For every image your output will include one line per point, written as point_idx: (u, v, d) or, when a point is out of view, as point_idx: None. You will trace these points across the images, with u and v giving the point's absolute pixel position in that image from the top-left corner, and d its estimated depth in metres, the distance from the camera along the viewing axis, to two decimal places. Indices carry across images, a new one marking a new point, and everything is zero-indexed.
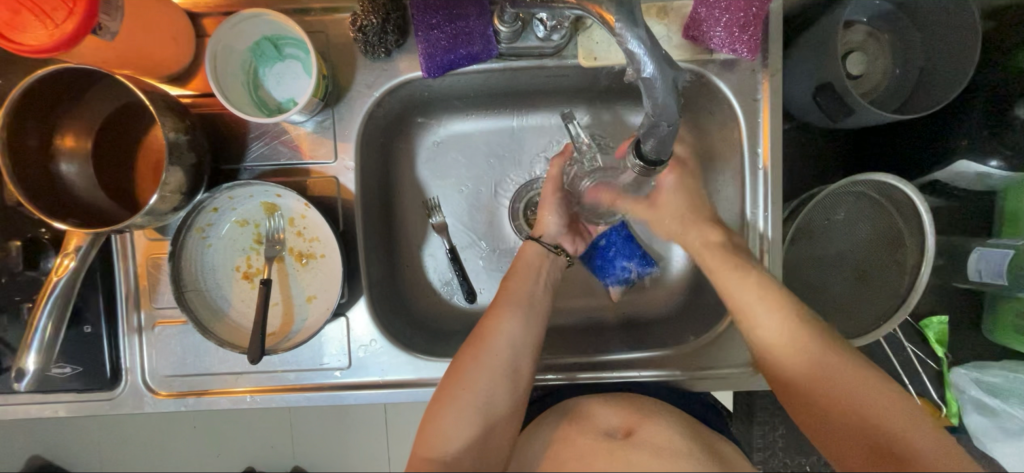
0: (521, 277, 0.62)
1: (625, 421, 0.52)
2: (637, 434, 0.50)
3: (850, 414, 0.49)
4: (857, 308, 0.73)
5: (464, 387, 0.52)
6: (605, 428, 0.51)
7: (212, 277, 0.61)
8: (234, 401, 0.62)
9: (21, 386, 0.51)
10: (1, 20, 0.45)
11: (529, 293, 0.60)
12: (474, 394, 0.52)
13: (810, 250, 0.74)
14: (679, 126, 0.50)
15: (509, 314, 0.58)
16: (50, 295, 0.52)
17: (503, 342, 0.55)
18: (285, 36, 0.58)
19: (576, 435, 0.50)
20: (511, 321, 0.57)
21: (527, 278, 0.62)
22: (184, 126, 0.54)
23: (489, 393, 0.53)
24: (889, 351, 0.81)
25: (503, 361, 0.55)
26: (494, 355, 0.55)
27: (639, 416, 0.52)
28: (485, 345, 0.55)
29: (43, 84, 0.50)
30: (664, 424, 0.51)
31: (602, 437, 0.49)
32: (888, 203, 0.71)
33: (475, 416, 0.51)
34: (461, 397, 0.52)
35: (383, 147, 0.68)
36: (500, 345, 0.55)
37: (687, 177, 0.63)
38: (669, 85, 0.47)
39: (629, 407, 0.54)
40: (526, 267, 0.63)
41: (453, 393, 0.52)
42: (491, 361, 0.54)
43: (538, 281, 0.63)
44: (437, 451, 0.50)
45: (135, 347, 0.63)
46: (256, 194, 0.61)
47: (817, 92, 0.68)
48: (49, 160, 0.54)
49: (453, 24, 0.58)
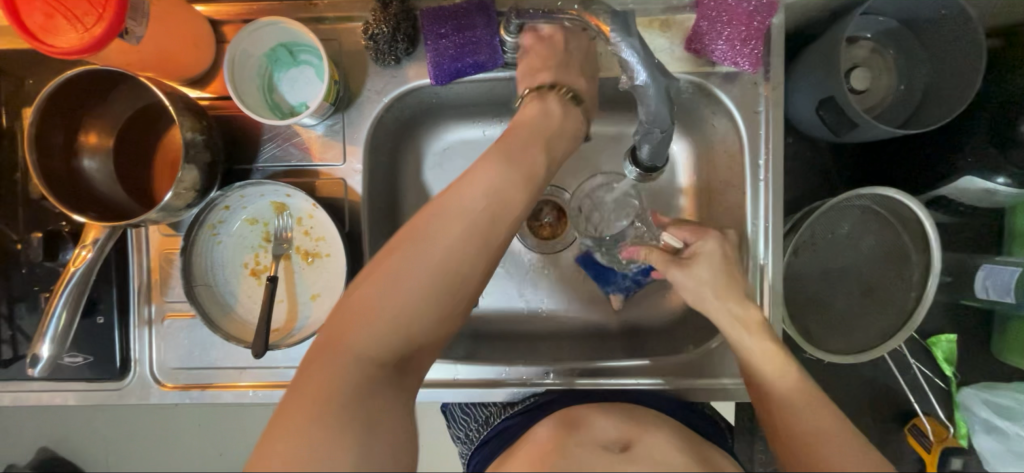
0: (516, 139, 0.52)
1: (623, 434, 0.52)
2: (634, 448, 0.50)
3: None
4: (859, 322, 0.73)
5: (416, 252, 0.44)
6: (603, 441, 0.51)
7: (221, 272, 0.63)
8: (237, 396, 0.64)
9: (35, 372, 0.53)
10: (36, 25, 0.48)
11: (523, 149, 0.51)
12: (428, 259, 0.44)
13: (813, 263, 0.74)
14: (672, 131, 0.53)
15: (489, 168, 0.49)
16: (66, 286, 0.54)
17: (475, 205, 0.47)
18: (300, 43, 0.60)
19: (575, 446, 0.50)
20: (492, 175, 0.49)
21: (522, 139, 0.52)
22: (201, 127, 0.56)
23: (440, 257, 0.44)
24: (895, 369, 0.80)
25: (478, 228, 0.46)
26: (460, 215, 0.46)
27: (636, 429, 0.53)
28: (453, 206, 0.46)
29: (71, 83, 0.53)
30: (662, 439, 0.52)
31: (601, 451, 0.49)
32: (892, 217, 0.71)
33: (420, 287, 0.43)
34: (407, 261, 0.44)
35: (391, 151, 0.70)
36: (470, 209, 0.47)
37: (715, 248, 0.59)
38: (662, 94, 0.50)
39: (626, 419, 0.55)
40: (523, 129, 0.53)
41: (402, 255, 0.44)
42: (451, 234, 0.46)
43: (540, 143, 0.53)
44: (358, 336, 0.41)
45: (145, 339, 0.65)
46: (266, 193, 0.62)
47: (820, 105, 0.68)
48: (73, 156, 0.57)
49: (461, 33, 0.59)
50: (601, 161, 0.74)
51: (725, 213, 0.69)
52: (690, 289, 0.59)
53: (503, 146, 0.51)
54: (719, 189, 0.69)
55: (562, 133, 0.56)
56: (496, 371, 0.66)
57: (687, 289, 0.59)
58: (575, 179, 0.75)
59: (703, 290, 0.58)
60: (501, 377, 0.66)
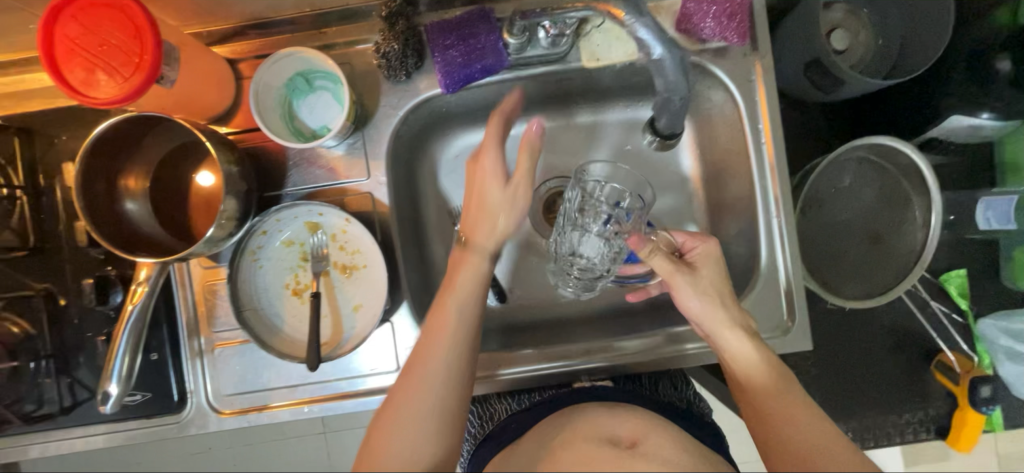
0: (452, 281, 0.59)
1: (630, 432, 0.54)
2: (641, 444, 0.52)
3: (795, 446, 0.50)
4: (871, 267, 0.77)
5: (393, 409, 0.51)
6: (610, 435, 0.53)
7: (266, 296, 0.65)
8: (294, 413, 0.66)
9: (106, 409, 0.55)
10: (77, 80, 0.50)
11: (457, 296, 0.57)
12: (420, 404, 0.51)
13: (821, 219, 0.79)
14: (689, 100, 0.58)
15: (443, 318, 0.56)
16: (126, 325, 0.56)
17: (434, 354, 0.54)
18: (314, 70, 0.64)
19: (579, 441, 0.52)
20: (443, 324, 0.55)
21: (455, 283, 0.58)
22: (234, 159, 0.59)
23: (433, 395, 0.52)
24: (916, 310, 0.82)
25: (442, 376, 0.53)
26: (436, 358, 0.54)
27: (642, 428, 0.54)
28: (426, 349, 0.54)
29: (112, 131, 0.56)
30: (668, 438, 0.54)
31: (606, 446, 0.51)
32: (889, 164, 0.76)
33: (422, 423, 0.51)
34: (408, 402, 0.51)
35: (408, 162, 0.73)
36: (441, 345, 0.54)
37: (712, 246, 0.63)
38: (677, 63, 0.54)
39: (635, 419, 0.57)
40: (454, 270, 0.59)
41: (397, 402, 0.52)
42: (435, 366, 0.53)
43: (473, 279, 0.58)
44: None
45: (199, 370, 0.67)
46: (300, 215, 0.65)
47: (807, 69, 0.73)
48: (115, 201, 0.60)
49: (466, 41, 0.63)
50: (604, 150, 0.77)
51: (732, 180, 0.72)
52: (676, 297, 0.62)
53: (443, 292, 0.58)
54: (722, 160, 0.73)
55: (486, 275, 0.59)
56: (538, 355, 0.70)
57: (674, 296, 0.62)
58: None
59: (687, 297, 0.61)
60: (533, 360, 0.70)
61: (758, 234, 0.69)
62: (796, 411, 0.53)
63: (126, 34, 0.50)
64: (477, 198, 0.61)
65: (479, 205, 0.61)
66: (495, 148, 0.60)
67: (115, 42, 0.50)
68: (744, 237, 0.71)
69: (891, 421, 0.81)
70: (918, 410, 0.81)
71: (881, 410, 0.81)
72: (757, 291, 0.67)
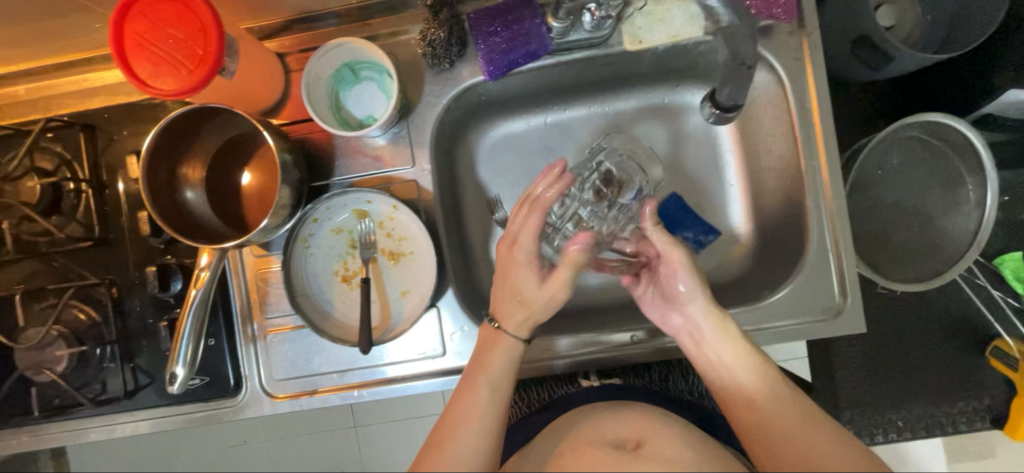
0: (478, 363, 0.57)
1: (633, 432, 0.55)
2: (645, 446, 0.52)
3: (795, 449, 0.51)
4: (924, 249, 0.74)
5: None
6: (612, 439, 0.54)
7: (316, 282, 0.67)
8: (344, 397, 0.68)
9: (174, 390, 0.58)
10: (145, 74, 0.53)
11: (486, 377, 0.56)
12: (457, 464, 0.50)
13: (868, 201, 0.77)
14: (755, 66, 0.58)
15: (467, 401, 0.54)
16: (190, 308, 0.59)
17: (457, 437, 0.51)
18: (361, 61, 0.65)
19: (583, 446, 0.53)
20: (471, 406, 0.53)
21: (482, 366, 0.56)
22: (288, 147, 0.61)
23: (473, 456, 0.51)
24: (971, 294, 0.80)
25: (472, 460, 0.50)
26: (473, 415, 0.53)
27: (646, 427, 0.55)
28: (462, 406, 0.53)
29: (176, 122, 0.59)
30: (671, 435, 0.54)
31: (609, 449, 0.52)
32: (941, 144, 0.73)
33: None
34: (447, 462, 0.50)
35: (449, 151, 0.74)
36: (477, 403, 0.54)
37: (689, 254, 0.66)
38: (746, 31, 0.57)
39: (640, 415, 0.57)
40: (481, 355, 0.58)
41: (434, 455, 0.51)
42: (473, 424, 0.52)
43: (501, 366, 0.56)
44: None
45: (252, 356, 0.69)
46: (349, 203, 0.67)
47: (854, 47, 0.72)
48: (176, 190, 0.62)
49: (510, 28, 0.64)
50: (640, 134, 0.78)
51: (776, 162, 0.71)
52: (666, 304, 0.62)
53: (468, 376, 0.56)
54: (765, 141, 0.72)
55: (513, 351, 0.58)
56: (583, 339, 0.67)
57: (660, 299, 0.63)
58: None
59: (685, 297, 0.60)
60: (560, 348, 0.67)
61: (806, 215, 0.67)
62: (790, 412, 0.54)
63: (191, 28, 0.52)
64: (505, 284, 0.59)
65: (507, 290, 0.59)
66: (531, 235, 0.59)
67: (180, 35, 0.52)
68: (791, 220, 0.70)
69: (941, 409, 0.79)
70: (971, 399, 0.79)
71: (930, 400, 0.79)
72: (807, 272, 0.65)
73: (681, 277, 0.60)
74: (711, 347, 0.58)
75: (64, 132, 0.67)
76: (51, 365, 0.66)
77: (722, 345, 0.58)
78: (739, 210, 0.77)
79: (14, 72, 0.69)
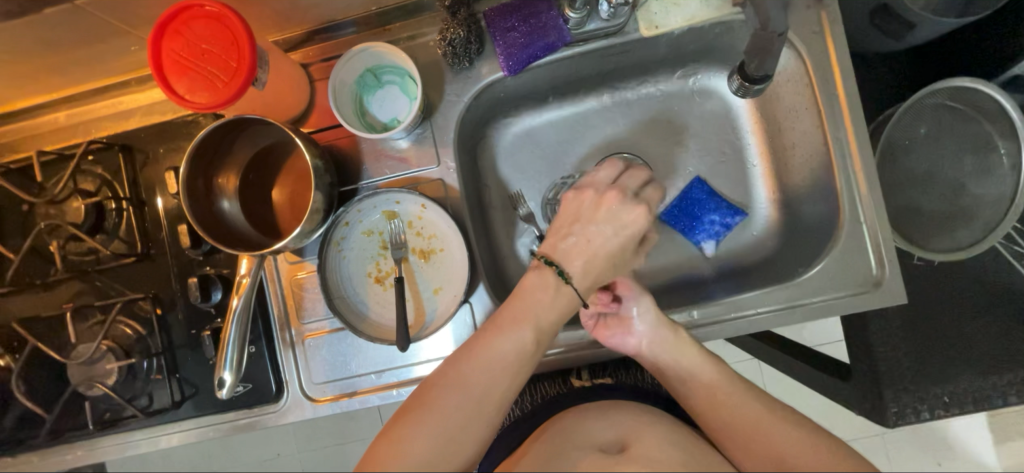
0: (524, 304, 0.57)
1: (620, 435, 0.53)
2: (632, 447, 0.51)
3: (781, 450, 0.52)
4: (962, 217, 0.72)
5: (437, 415, 0.50)
6: (600, 443, 0.52)
7: (350, 284, 0.68)
8: (383, 397, 0.69)
9: (223, 394, 0.59)
10: (183, 90, 0.55)
11: (532, 321, 0.56)
12: (471, 393, 0.52)
13: (896, 172, 0.76)
14: (785, 35, 0.57)
15: (502, 338, 0.55)
16: (235, 314, 0.60)
17: (481, 375, 0.53)
18: (383, 66, 0.66)
19: (571, 449, 0.51)
20: (507, 348, 0.54)
21: (531, 307, 0.57)
22: (319, 153, 0.63)
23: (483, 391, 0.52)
24: (1013, 260, 0.77)
25: (486, 397, 0.52)
26: (494, 358, 0.54)
27: (632, 430, 0.53)
28: (490, 342, 0.55)
29: (212, 135, 0.60)
30: (656, 435, 0.53)
31: (596, 453, 0.50)
32: (971, 109, 0.72)
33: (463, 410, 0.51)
34: (459, 386, 0.52)
35: (470, 150, 0.75)
36: (503, 347, 0.54)
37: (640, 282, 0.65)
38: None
39: (630, 418, 0.55)
40: (536, 296, 0.58)
41: (451, 380, 0.53)
42: (494, 368, 0.53)
43: (548, 312, 0.57)
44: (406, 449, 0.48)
45: (291, 361, 0.70)
46: (379, 204, 0.68)
47: (873, 16, 0.72)
48: (214, 201, 0.64)
49: (528, 22, 0.65)
50: (660, 122, 0.79)
51: (801, 140, 0.71)
52: (621, 326, 0.63)
53: (513, 313, 0.57)
54: (788, 119, 0.72)
55: (552, 307, 0.58)
56: None
57: (615, 324, 0.63)
58: (642, 141, 0.79)
59: (637, 316, 0.62)
60: (582, 340, 0.67)
61: (836, 189, 0.66)
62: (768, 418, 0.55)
63: (226, 43, 0.54)
64: (600, 239, 0.62)
65: (599, 246, 0.62)
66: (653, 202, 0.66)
67: (215, 50, 0.54)
68: (819, 196, 0.69)
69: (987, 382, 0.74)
70: None
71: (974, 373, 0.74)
72: (840, 246, 0.64)
73: (635, 298, 0.63)
74: (670, 356, 0.61)
75: (104, 154, 0.69)
76: (101, 379, 0.68)
77: (678, 353, 0.61)
78: (762, 190, 0.77)
79: (61, 100, 0.72)
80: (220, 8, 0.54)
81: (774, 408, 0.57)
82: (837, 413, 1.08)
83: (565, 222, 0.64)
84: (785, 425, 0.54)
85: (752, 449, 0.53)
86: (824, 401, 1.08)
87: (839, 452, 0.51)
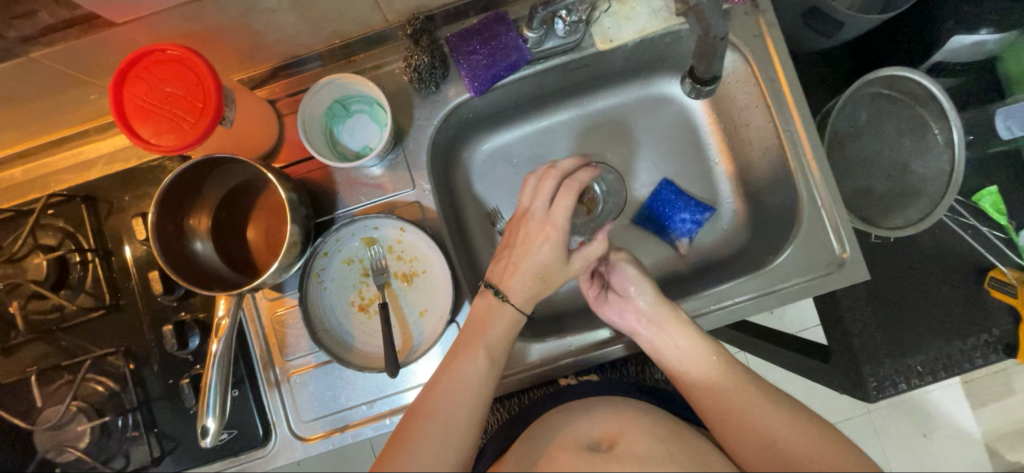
0: (476, 333, 0.58)
1: (608, 433, 0.53)
2: (619, 444, 0.51)
3: (776, 438, 0.53)
4: (911, 195, 0.77)
5: (409, 448, 0.50)
6: (587, 441, 0.52)
7: (334, 315, 0.67)
8: (377, 427, 0.67)
9: (206, 443, 0.56)
10: (146, 134, 0.54)
11: (484, 345, 0.57)
12: (447, 420, 0.52)
13: (845, 159, 0.82)
14: (726, 38, 0.61)
15: (468, 363, 0.55)
16: (214, 358, 0.58)
17: (451, 398, 0.53)
18: (351, 96, 0.67)
19: (557, 452, 0.51)
20: (473, 370, 0.55)
21: (482, 331, 0.58)
22: (292, 187, 0.62)
23: (464, 416, 0.53)
24: (961, 231, 0.82)
25: (459, 418, 0.52)
26: (467, 382, 0.54)
27: (620, 426, 0.54)
28: (456, 371, 0.55)
29: (180, 178, 0.60)
30: (643, 432, 0.53)
31: (584, 452, 0.50)
32: (904, 95, 0.78)
33: (440, 440, 0.51)
34: (435, 413, 0.52)
35: (444, 171, 0.77)
36: (468, 372, 0.55)
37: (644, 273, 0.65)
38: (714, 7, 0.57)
39: (614, 415, 0.56)
40: (486, 324, 0.58)
41: (428, 411, 0.52)
42: (463, 394, 0.54)
43: (500, 334, 0.58)
44: None
45: (277, 401, 0.68)
46: (357, 232, 0.68)
47: (806, 18, 0.78)
48: (186, 243, 0.63)
49: (488, 44, 0.67)
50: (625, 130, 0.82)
51: (756, 134, 0.75)
52: (621, 304, 0.64)
53: (469, 339, 0.58)
54: (743, 116, 0.76)
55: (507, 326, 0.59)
56: (595, 332, 0.68)
57: (615, 301, 0.65)
58: (609, 150, 0.82)
59: (636, 294, 0.64)
60: (568, 348, 0.67)
61: (793, 180, 0.70)
62: (763, 406, 0.56)
63: (189, 84, 0.54)
64: (525, 258, 0.60)
65: (527, 265, 0.60)
66: (563, 212, 0.59)
67: (179, 92, 0.54)
68: (778, 186, 0.73)
69: (955, 347, 0.78)
70: (980, 333, 0.78)
71: (941, 339, 0.78)
72: (804, 231, 0.68)
73: (630, 277, 0.65)
74: (666, 336, 0.62)
75: (66, 206, 0.67)
76: (72, 443, 0.65)
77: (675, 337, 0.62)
78: (728, 186, 0.81)
79: (17, 156, 0.70)
80: (182, 51, 0.54)
81: (771, 396, 0.58)
82: (823, 397, 1.11)
83: (501, 252, 0.63)
84: (775, 409, 0.56)
85: (753, 437, 0.54)
86: (811, 385, 1.11)
87: (829, 435, 0.52)
